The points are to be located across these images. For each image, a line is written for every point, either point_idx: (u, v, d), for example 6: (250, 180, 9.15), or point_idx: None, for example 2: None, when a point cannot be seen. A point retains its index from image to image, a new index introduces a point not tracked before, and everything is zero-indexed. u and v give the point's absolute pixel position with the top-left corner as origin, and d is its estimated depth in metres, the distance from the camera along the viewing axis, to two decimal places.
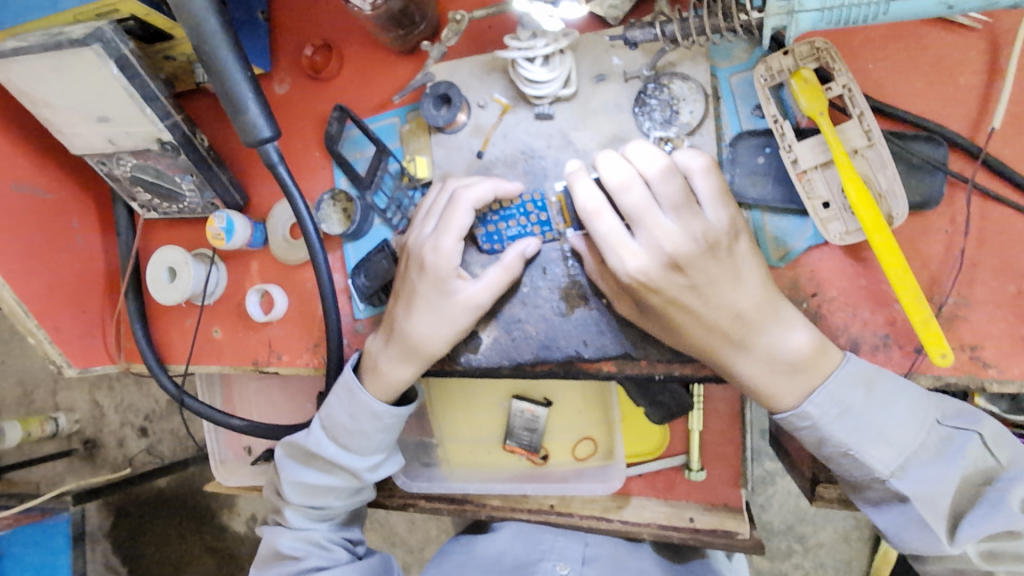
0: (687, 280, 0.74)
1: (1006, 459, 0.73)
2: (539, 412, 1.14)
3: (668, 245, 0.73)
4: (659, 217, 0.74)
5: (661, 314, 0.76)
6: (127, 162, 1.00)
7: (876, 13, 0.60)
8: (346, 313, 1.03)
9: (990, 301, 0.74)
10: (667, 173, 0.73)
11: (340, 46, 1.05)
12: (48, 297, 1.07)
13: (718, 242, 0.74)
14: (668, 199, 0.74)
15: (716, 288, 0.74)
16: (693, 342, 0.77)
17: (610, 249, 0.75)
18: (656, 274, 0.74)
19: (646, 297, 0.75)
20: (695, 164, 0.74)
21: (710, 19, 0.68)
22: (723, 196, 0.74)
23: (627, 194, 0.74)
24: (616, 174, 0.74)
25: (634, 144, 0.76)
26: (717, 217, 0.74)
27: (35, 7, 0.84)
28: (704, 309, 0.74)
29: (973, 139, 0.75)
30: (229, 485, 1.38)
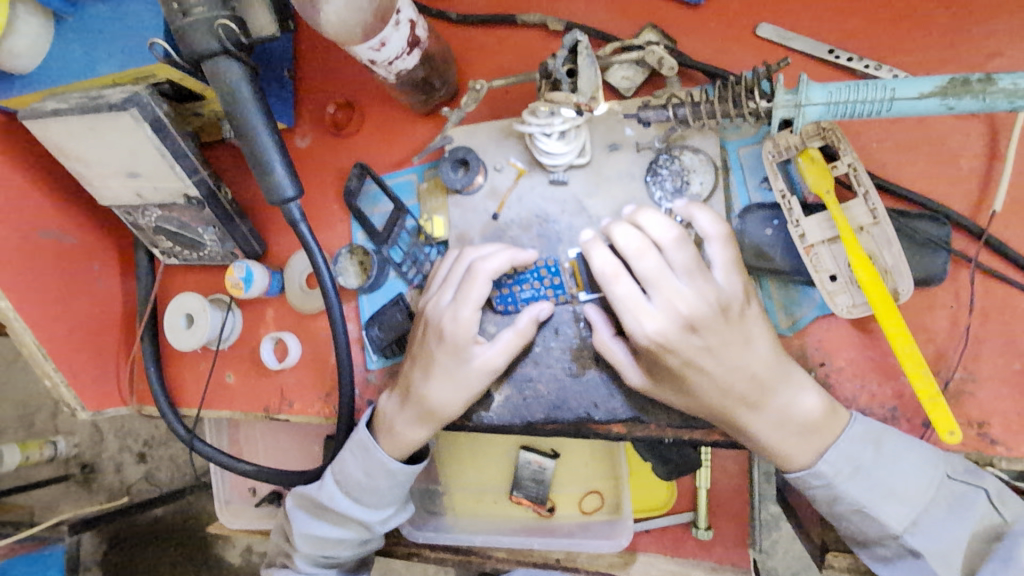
0: (702, 341, 0.70)
1: (1013, 514, 0.71)
2: (546, 463, 1.14)
3: (685, 308, 0.70)
4: (673, 282, 0.71)
5: (676, 377, 0.73)
6: (153, 213, 1.03)
7: (879, 109, 0.62)
8: (360, 363, 1.05)
9: (996, 377, 0.76)
10: (680, 238, 0.71)
11: (361, 105, 1.09)
12: (66, 340, 1.09)
13: (732, 303, 0.71)
14: (680, 265, 0.71)
15: (731, 349, 0.71)
16: (708, 405, 0.74)
17: (626, 314, 0.72)
18: (673, 336, 0.70)
19: (662, 359, 0.72)
20: (711, 228, 0.74)
21: (721, 104, 0.73)
22: (736, 264, 0.73)
23: (642, 260, 0.71)
24: (629, 241, 0.72)
25: (646, 212, 0.74)
26: (729, 277, 0.73)
27: (76, 72, 0.89)
28: (719, 370, 0.71)
29: (975, 219, 0.78)
30: (233, 528, 1.37)
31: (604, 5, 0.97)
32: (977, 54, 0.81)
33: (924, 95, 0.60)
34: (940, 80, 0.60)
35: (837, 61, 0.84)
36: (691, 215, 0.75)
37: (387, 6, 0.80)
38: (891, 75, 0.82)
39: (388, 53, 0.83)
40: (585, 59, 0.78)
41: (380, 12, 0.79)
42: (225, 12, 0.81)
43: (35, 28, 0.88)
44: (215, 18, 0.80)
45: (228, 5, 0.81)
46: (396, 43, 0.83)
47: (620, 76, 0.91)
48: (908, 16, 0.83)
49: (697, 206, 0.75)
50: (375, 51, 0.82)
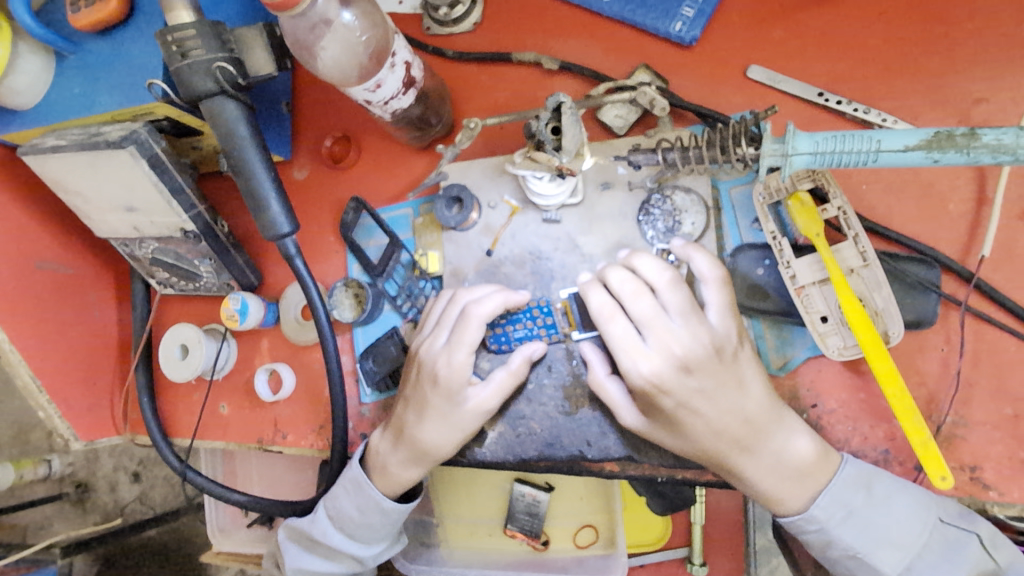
0: (697, 383, 0.69)
1: (1005, 561, 0.70)
2: (540, 496, 1.13)
3: (679, 350, 0.69)
4: (668, 324, 0.70)
5: (670, 419, 0.72)
6: (150, 245, 1.03)
7: (866, 160, 0.63)
8: (353, 396, 1.05)
9: (988, 422, 0.76)
10: (674, 280, 0.71)
11: (358, 138, 1.11)
12: (61, 370, 1.09)
13: (726, 345, 0.71)
14: (675, 307, 0.70)
15: (725, 392, 0.70)
16: (703, 447, 0.72)
17: (621, 355, 0.71)
18: (668, 377, 0.69)
19: (656, 400, 0.70)
20: (707, 271, 0.73)
21: (709, 151, 0.74)
22: (730, 307, 0.73)
23: (637, 301, 0.71)
24: (625, 284, 0.72)
25: (640, 255, 0.74)
26: (724, 320, 0.72)
27: (77, 110, 0.90)
28: (713, 412, 0.70)
29: (964, 263, 0.79)
30: (224, 551, 1.37)
31: (598, 45, 0.99)
32: (965, 98, 0.82)
33: (910, 147, 0.61)
34: (924, 133, 0.61)
35: (827, 104, 0.86)
36: (688, 257, 0.75)
37: (384, 49, 0.80)
38: (879, 118, 0.83)
39: (384, 94, 0.83)
40: (569, 117, 0.71)
41: (376, 56, 0.80)
42: (223, 54, 0.82)
43: (38, 68, 0.90)
44: (213, 60, 0.81)
45: (226, 47, 0.83)
46: (392, 84, 0.82)
47: (613, 115, 0.93)
48: (896, 61, 0.85)
49: (694, 249, 0.75)
50: (371, 92, 0.82)
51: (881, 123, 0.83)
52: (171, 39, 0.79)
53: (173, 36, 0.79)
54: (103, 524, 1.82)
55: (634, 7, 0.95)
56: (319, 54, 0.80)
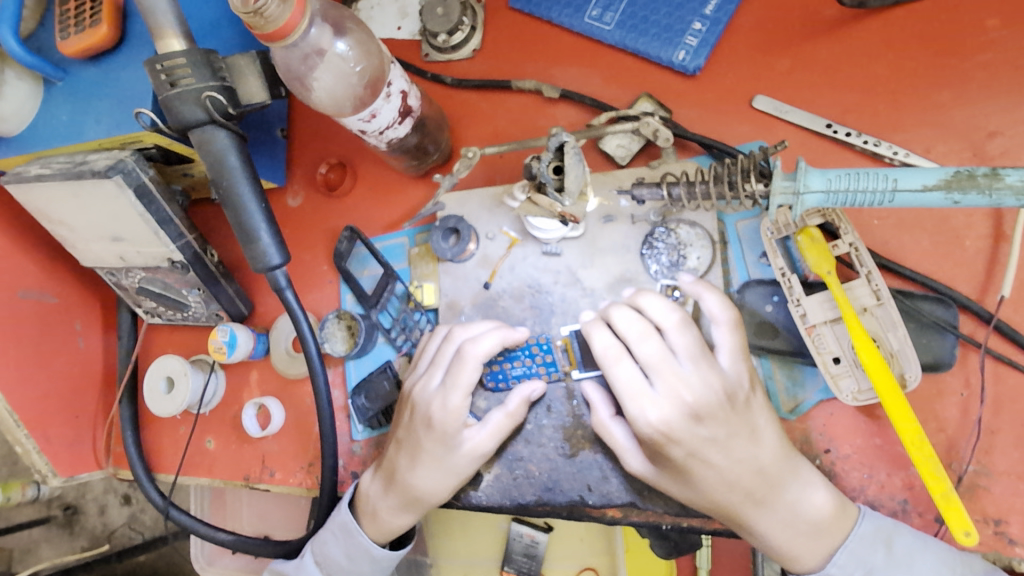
0: (707, 432, 0.65)
1: None
2: (538, 537, 1.09)
3: (690, 396, 0.65)
4: (678, 368, 0.66)
5: (679, 469, 0.67)
6: (136, 274, 1.00)
7: (882, 200, 0.60)
8: (345, 432, 1.00)
9: (1012, 471, 0.72)
10: (683, 322, 0.68)
11: (354, 165, 1.08)
12: (41, 403, 1.05)
13: (738, 391, 0.67)
14: (685, 350, 0.67)
15: (738, 441, 0.66)
16: (714, 499, 0.68)
17: (626, 401, 0.67)
18: (678, 426, 0.65)
19: (664, 450, 0.66)
20: (719, 311, 0.70)
21: (717, 187, 0.71)
22: (743, 353, 0.70)
23: (644, 345, 0.67)
24: (631, 325, 0.68)
25: (647, 295, 0.71)
26: (736, 364, 0.69)
27: (62, 138, 0.88)
28: (726, 463, 0.66)
29: (983, 302, 0.75)
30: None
31: (599, 74, 0.97)
32: (978, 132, 0.79)
33: (929, 187, 0.58)
34: (944, 173, 0.58)
35: (836, 136, 0.83)
36: (699, 296, 0.72)
37: (379, 78, 0.78)
38: (890, 151, 0.81)
39: (380, 124, 0.80)
40: (573, 157, 0.68)
41: (371, 85, 0.78)
42: (214, 83, 0.79)
43: (24, 94, 0.87)
44: (203, 89, 0.78)
45: (217, 75, 0.80)
46: (388, 114, 0.80)
47: (615, 144, 0.90)
48: (906, 93, 0.82)
49: (705, 288, 0.72)
50: (366, 122, 0.79)
51: (892, 156, 0.81)
52: (161, 68, 0.77)
53: (162, 65, 0.77)
54: (89, 551, 1.72)
55: (636, 36, 0.93)
56: (312, 85, 0.78)
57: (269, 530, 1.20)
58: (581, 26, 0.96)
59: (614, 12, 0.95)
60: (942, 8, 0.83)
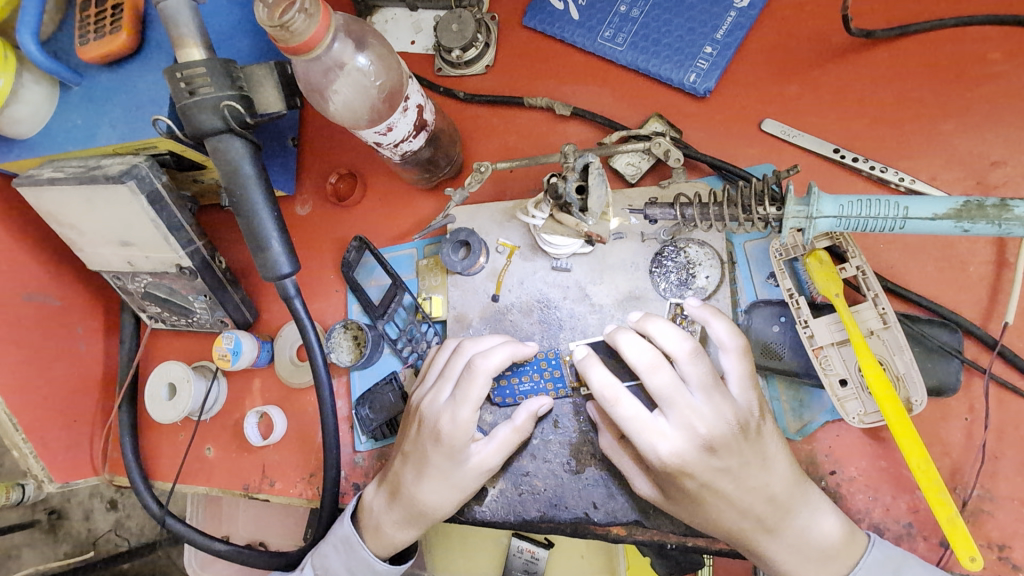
0: (721, 463, 0.65)
1: None
2: (539, 553, 1.08)
3: (703, 428, 0.65)
4: (690, 398, 0.66)
5: (691, 499, 0.68)
6: (143, 279, 0.99)
7: (893, 226, 0.62)
8: (348, 443, 1.00)
9: (1015, 497, 0.72)
10: (696, 351, 0.67)
11: (364, 175, 1.09)
12: (40, 407, 1.04)
13: (749, 420, 0.67)
14: (697, 379, 0.67)
15: (750, 470, 0.66)
16: (726, 528, 0.68)
17: (637, 435, 0.67)
18: (691, 458, 0.65)
19: (678, 481, 0.67)
20: (728, 339, 0.70)
21: (730, 209, 0.72)
22: (752, 380, 0.70)
23: (655, 377, 0.66)
24: (641, 354, 0.67)
25: (656, 321, 0.70)
26: (745, 392, 0.69)
27: (76, 142, 0.88)
28: (738, 493, 0.66)
29: (986, 328, 0.77)
30: None
31: (610, 94, 0.98)
32: (982, 160, 0.81)
33: (939, 216, 0.59)
34: (954, 202, 0.59)
35: (843, 161, 0.85)
36: (707, 323, 0.72)
37: (397, 92, 0.79)
38: (897, 177, 0.82)
39: (395, 137, 0.80)
40: (596, 178, 0.70)
41: (389, 98, 0.79)
42: (232, 92, 0.80)
43: (40, 97, 0.87)
44: (222, 98, 0.79)
45: (236, 84, 0.81)
46: (403, 127, 0.80)
47: (625, 162, 0.91)
48: (912, 121, 0.84)
49: (714, 314, 0.72)
50: (382, 135, 0.79)
51: (899, 182, 0.82)
52: (181, 76, 0.78)
53: (182, 73, 0.78)
54: (73, 558, 1.68)
55: (648, 57, 0.95)
56: (331, 97, 0.79)
57: (264, 540, 1.18)
58: (594, 45, 0.98)
59: (626, 34, 0.96)
60: (946, 40, 0.85)
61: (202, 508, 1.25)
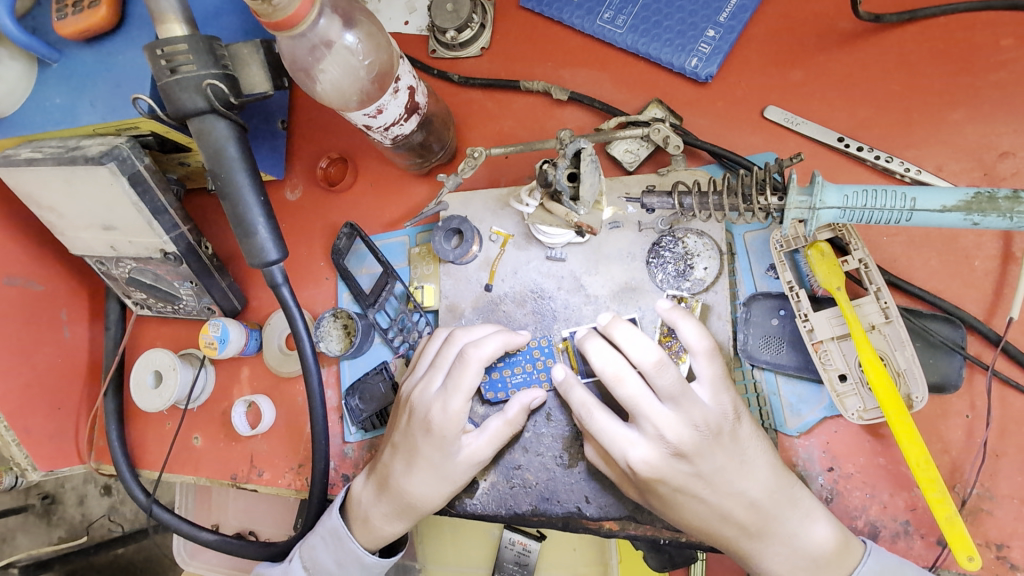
0: (694, 469, 0.64)
1: None
2: (530, 545, 1.08)
3: (671, 436, 0.64)
4: (656, 407, 0.64)
5: (668, 505, 0.67)
6: (127, 264, 0.97)
7: (899, 218, 0.59)
8: (337, 434, 0.98)
9: (1015, 496, 0.71)
10: (661, 362, 0.63)
11: (355, 160, 1.06)
12: (23, 394, 1.02)
13: (723, 424, 0.65)
14: (665, 390, 0.64)
15: (726, 475, 0.65)
16: (708, 533, 0.67)
17: (610, 445, 0.67)
18: (661, 466, 0.65)
19: (653, 488, 0.66)
20: (696, 342, 0.67)
21: (730, 199, 0.70)
22: (726, 380, 0.67)
23: (621, 387, 0.66)
24: (607, 364, 0.67)
25: (622, 327, 0.66)
26: (717, 397, 0.66)
27: (54, 122, 0.85)
28: (715, 498, 0.65)
29: (990, 324, 0.75)
30: (189, 569, 1.27)
31: (609, 78, 0.95)
32: (990, 151, 0.78)
33: (947, 208, 0.57)
34: (963, 194, 0.57)
35: (847, 150, 0.82)
36: (675, 326, 0.68)
37: (387, 73, 0.76)
38: (902, 168, 0.80)
39: (385, 120, 0.78)
40: (589, 164, 0.67)
41: (378, 79, 0.76)
42: (216, 71, 0.77)
43: (17, 74, 0.84)
44: (205, 77, 0.76)
45: (220, 63, 0.78)
46: (394, 110, 0.78)
47: (622, 149, 0.89)
48: (919, 110, 0.82)
49: (681, 316, 0.68)
50: (371, 118, 0.77)
51: (904, 173, 0.79)
52: (161, 53, 0.74)
53: (162, 50, 0.74)
54: (67, 543, 1.67)
55: (649, 41, 0.92)
56: (318, 77, 0.76)
57: (255, 529, 1.17)
58: (593, 27, 0.95)
59: (627, 16, 0.93)
60: (958, 24, 0.82)
61: (192, 496, 1.24)
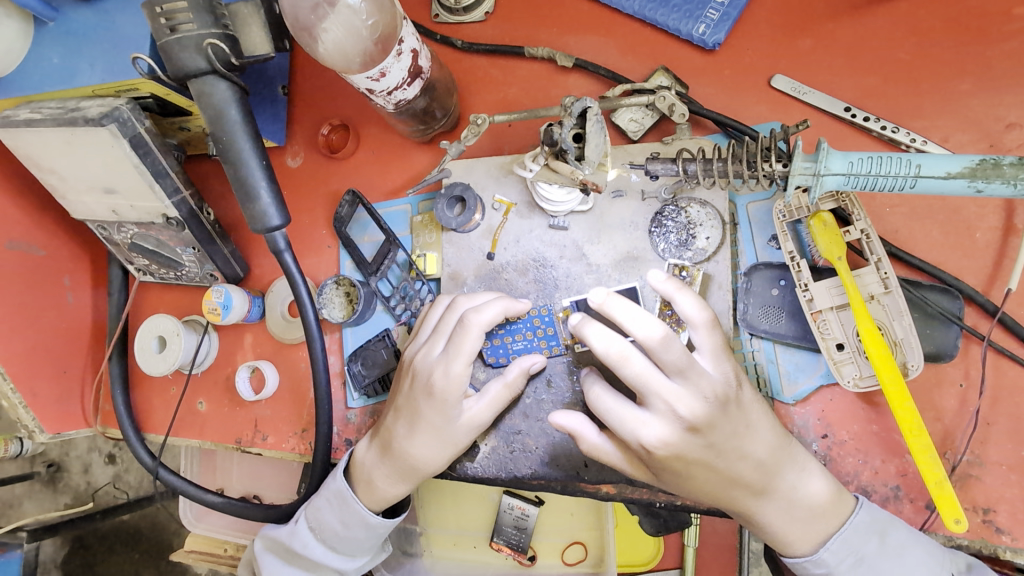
0: (706, 441, 0.64)
1: None
2: (529, 510, 1.10)
3: (685, 412, 0.63)
4: (664, 382, 0.64)
5: (683, 478, 0.67)
6: (129, 230, 0.97)
7: (903, 185, 0.59)
8: (340, 400, 0.99)
9: (1004, 462, 0.73)
10: (667, 338, 0.62)
11: (357, 127, 1.05)
12: (28, 358, 1.03)
13: (728, 392, 0.65)
14: (673, 365, 0.63)
15: (735, 440, 0.65)
16: (717, 497, 0.68)
17: (621, 426, 0.67)
18: (677, 443, 0.64)
19: (669, 466, 0.66)
20: (696, 314, 0.67)
21: (735, 165, 0.70)
22: (725, 349, 0.68)
23: (627, 366, 0.65)
24: (608, 344, 0.65)
25: (614, 300, 0.65)
26: (719, 364, 0.67)
27: (53, 81, 0.84)
28: (725, 465, 0.66)
29: (988, 295, 0.75)
30: (196, 530, 1.30)
31: (615, 45, 0.93)
32: (996, 122, 0.78)
33: (951, 175, 0.57)
34: (969, 160, 0.56)
35: (853, 120, 0.82)
36: (672, 299, 0.67)
37: (391, 35, 0.74)
38: (908, 138, 0.79)
39: (388, 84, 0.77)
40: (594, 125, 0.66)
41: (381, 41, 0.75)
42: (217, 30, 0.76)
43: (14, 32, 0.82)
44: (205, 36, 0.75)
45: (220, 22, 0.77)
46: (397, 74, 0.76)
47: (628, 118, 0.88)
48: (927, 80, 0.81)
49: (679, 289, 0.67)
50: (375, 81, 0.75)
51: (909, 143, 0.79)
52: (161, 11, 0.74)
53: (161, 8, 0.74)
54: (73, 508, 1.70)
55: (656, 7, 0.90)
56: (321, 37, 0.76)
57: (259, 493, 1.19)
58: None
59: None
60: None
61: (196, 460, 1.26)
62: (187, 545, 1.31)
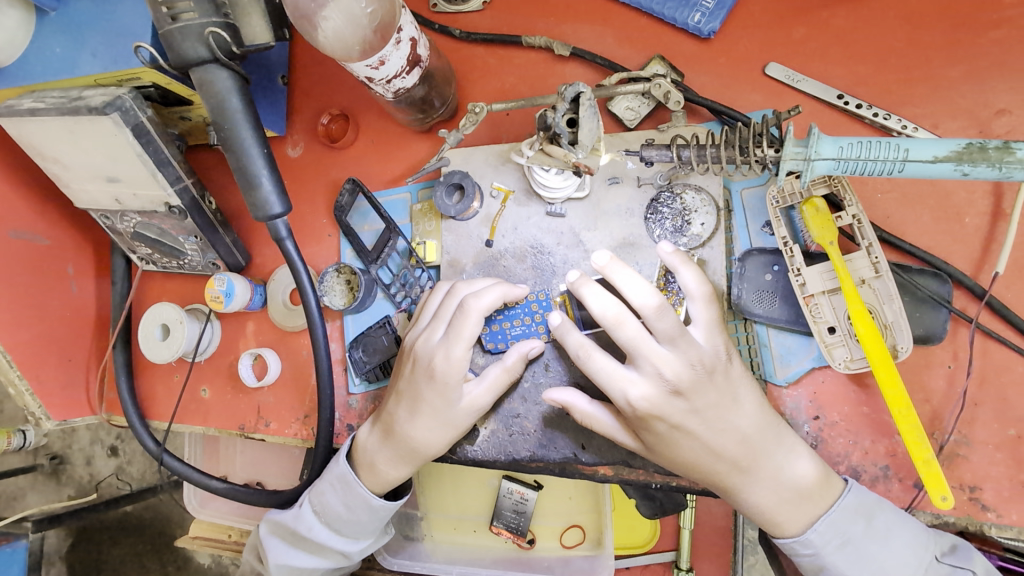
0: (689, 405, 0.67)
1: None
2: (528, 495, 1.12)
3: (669, 374, 0.66)
4: (655, 347, 0.66)
5: (665, 444, 0.69)
6: (132, 219, 0.98)
7: (891, 170, 0.60)
8: (341, 385, 1.01)
9: (990, 442, 0.75)
10: (662, 306, 0.64)
11: (356, 116, 1.06)
12: (34, 346, 1.04)
13: (716, 364, 0.67)
14: (664, 333, 0.65)
15: (719, 411, 0.68)
16: (704, 470, 0.70)
17: (609, 385, 0.69)
18: (658, 402, 0.67)
19: (650, 425, 0.68)
20: (695, 287, 0.68)
21: (728, 150, 0.71)
22: (720, 324, 0.69)
23: (621, 330, 0.67)
24: (606, 307, 0.67)
25: (617, 266, 0.66)
26: (711, 338, 0.68)
27: (56, 71, 0.85)
28: (708, 434, 0.68)
29: (976, 278, 0.77)
30: (200, 516, 1.32)
31: (612, 33, 0.94)
32: (986, 108, 0.79)
33: (938, 159, 0.58)
34: (955, 144, 0.58)
35: (846, 107, 0.83)
36: (676, 272, 0.68)
37: (389, 23, 0.76)
38: (899, 125, 0.81)
39: (387, 72, 0.78)
40: (588, 111, 0.68)
41: (380, 29, 0.76)
42: (217, 19, 0.77)
43: (15, 22, 0.82)
44: (206, 25, 0.76)
45: (220, 12, 0.78)
46: (396, 62, 0.78)
47: (624, 107, 0.89)
48: (919, 67, 0.82)
49: (682, 263, 0.68)
50: (374, 69, 0.77)
51: (901, 130, 0.80)
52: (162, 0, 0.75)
53: None
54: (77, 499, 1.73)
55: None
56: (321, 24, 0.76)
57: (262, 479, 1.21)
58: None
59: None
60: None
61: (200, 448, 1.28)
62: (192, 531, 1.34)
